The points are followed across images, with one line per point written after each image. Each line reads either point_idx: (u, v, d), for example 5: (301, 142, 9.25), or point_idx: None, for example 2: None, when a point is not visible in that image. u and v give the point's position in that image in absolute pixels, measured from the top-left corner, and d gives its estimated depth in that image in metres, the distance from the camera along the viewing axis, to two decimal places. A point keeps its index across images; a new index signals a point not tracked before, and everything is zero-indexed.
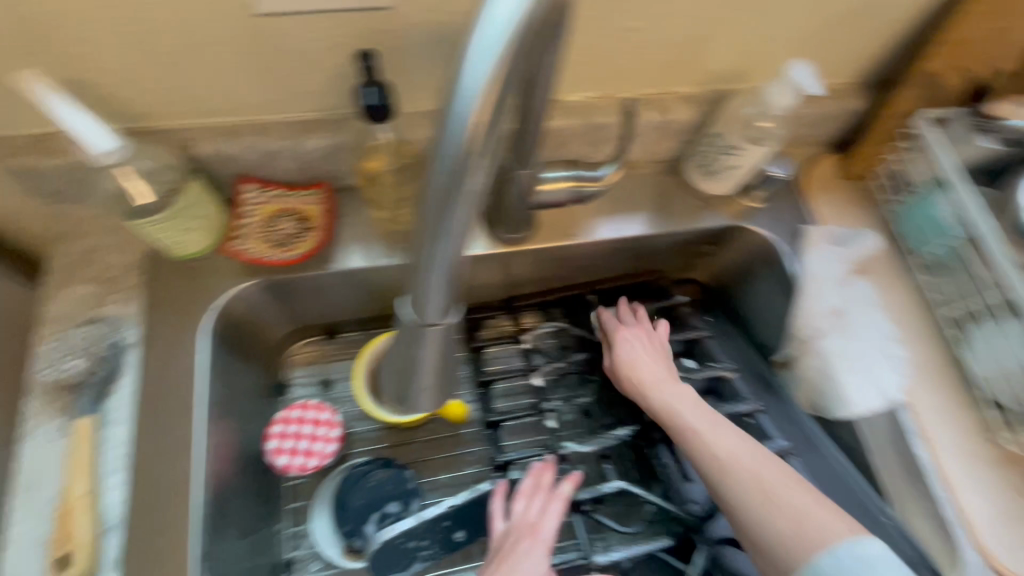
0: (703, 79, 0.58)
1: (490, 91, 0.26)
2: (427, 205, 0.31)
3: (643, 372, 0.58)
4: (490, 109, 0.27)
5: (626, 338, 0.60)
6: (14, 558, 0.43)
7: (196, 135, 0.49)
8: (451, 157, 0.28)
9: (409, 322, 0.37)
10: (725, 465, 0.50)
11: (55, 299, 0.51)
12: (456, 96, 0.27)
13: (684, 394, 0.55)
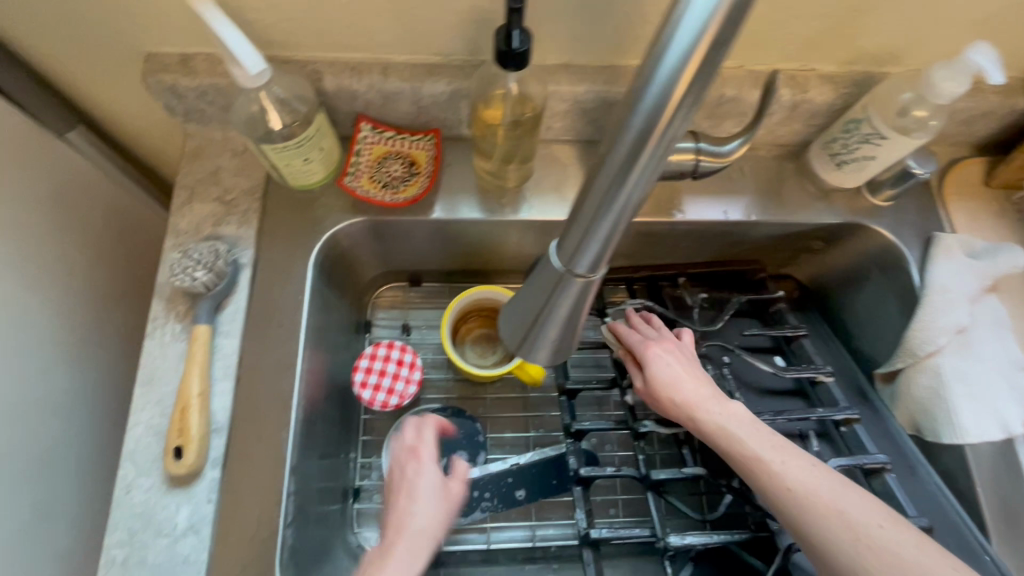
0: (850, 58, 0.53)
1: (713, 31, 0.24)
2: (617, 145, 0.29)
3: (681, 391, 0.49)
4: (709, 53, 0.25)
5: (656, 354, 0.51)
6: (134, 442, 0.47)
7: (324, 69, 0.50)
8: (654, 95, 0.26)
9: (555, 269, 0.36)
10: (803, 500, 0.40)
11: (180, 213, 0.54)
12: (673, 30, 0.24)
13: (727, 412, 0.47)
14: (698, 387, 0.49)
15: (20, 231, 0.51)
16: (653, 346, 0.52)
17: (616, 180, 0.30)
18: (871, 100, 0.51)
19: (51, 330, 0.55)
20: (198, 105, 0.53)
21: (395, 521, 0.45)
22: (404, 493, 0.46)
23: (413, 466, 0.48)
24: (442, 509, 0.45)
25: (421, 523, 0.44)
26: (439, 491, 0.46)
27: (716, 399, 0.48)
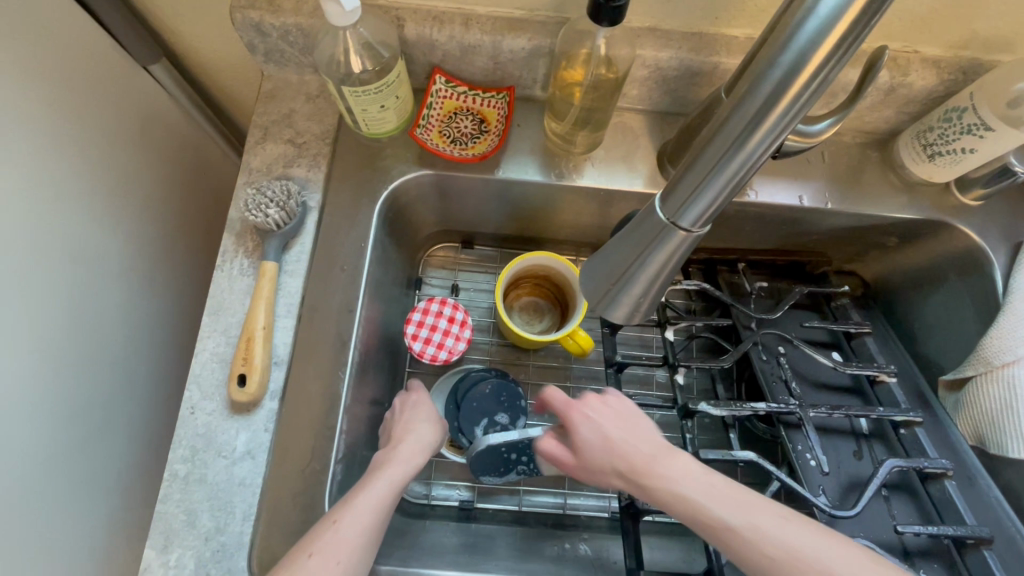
0: (963, 41, 0.49)
1: None
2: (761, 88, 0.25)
3: (621, 455, 0.41)
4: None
5: (581, 420, 0.44)
6: (200, 366, 0.49)
7: (407, 15, 0.49)
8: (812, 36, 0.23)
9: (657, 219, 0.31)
10: (782, 559, 0.35)
11: (253, 151, 0.55)
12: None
13: (674, 462, 0.40)
14: (637, 441, 0.41)
15: (91, 157, 0.53)
16: (575, 409, 0.44)
17: (751, 126, 0.25)
18: (980, 88, 0.47)
19: (112, 257, 0.58)
20: (279, 44, 0.53)
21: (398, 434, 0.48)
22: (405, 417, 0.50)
23: (413, 397, 0.52)
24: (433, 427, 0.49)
25: (421, 438, 0.47)
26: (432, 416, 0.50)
27: (659, 451, 0.41)
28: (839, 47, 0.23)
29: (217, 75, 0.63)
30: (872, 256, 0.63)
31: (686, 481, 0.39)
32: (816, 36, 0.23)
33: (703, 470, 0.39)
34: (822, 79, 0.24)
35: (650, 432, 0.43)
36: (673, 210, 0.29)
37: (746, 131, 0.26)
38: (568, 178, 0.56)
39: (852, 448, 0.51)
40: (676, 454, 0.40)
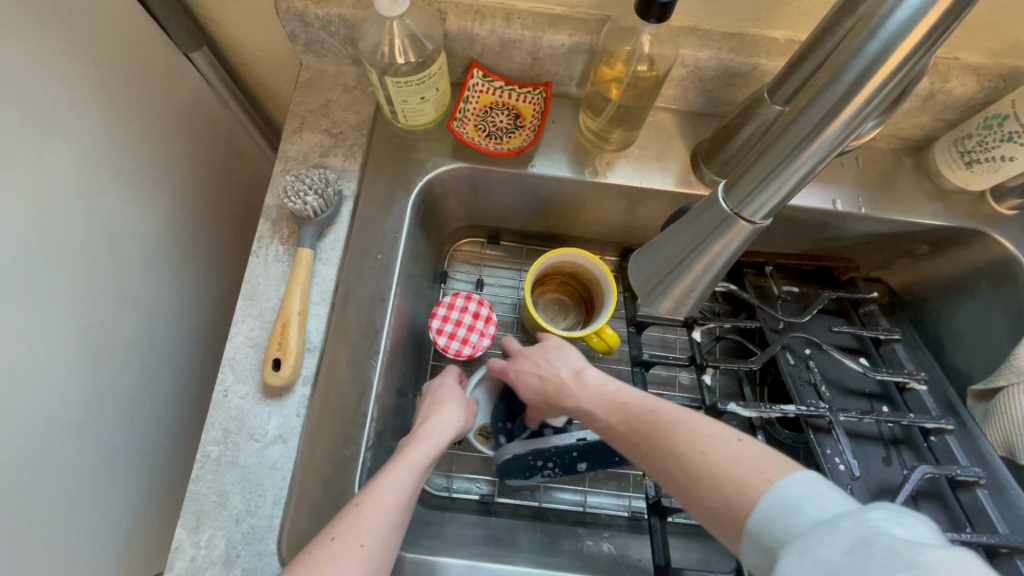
0: (1004, 49, 0.49)
1: None
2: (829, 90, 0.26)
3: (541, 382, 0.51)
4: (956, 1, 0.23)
5: (519, 358, 0.54)
6: (234, 350, 0.49)
7: (449, 9, 0.50)
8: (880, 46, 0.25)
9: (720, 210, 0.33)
10: (680, 452, 0.37)
11: (290, 140, 0.56)
12: None
13: (590, 376, 0.49)
14: (559, 365, 0.51)
15: (132, 141, 0.54)
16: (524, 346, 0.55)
17: (818, 130, 0.27)
18: (1022, 96, 0.47)
19: (145, 241, 0.58)
20: (321, 34, 0.53)
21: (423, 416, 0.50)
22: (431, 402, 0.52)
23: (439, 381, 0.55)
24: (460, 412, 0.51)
25: (449, 420, 0.49)
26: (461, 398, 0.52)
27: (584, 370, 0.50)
28: (909, 56, 0.25)
29: (255, 65, 0.63)
30: (902, 264, 0.63)
31: (593, 389, 0.47)
32: (888, 46, 0.25)
33: (605, 381, 0.48)
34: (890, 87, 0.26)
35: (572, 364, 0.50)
36: (734, 205, 0.32)
37: (813, 134, 0.28)
38: (600, 175, 0.57)
39: (880, 454, 0.50)
40: (590, 372, 0.49)
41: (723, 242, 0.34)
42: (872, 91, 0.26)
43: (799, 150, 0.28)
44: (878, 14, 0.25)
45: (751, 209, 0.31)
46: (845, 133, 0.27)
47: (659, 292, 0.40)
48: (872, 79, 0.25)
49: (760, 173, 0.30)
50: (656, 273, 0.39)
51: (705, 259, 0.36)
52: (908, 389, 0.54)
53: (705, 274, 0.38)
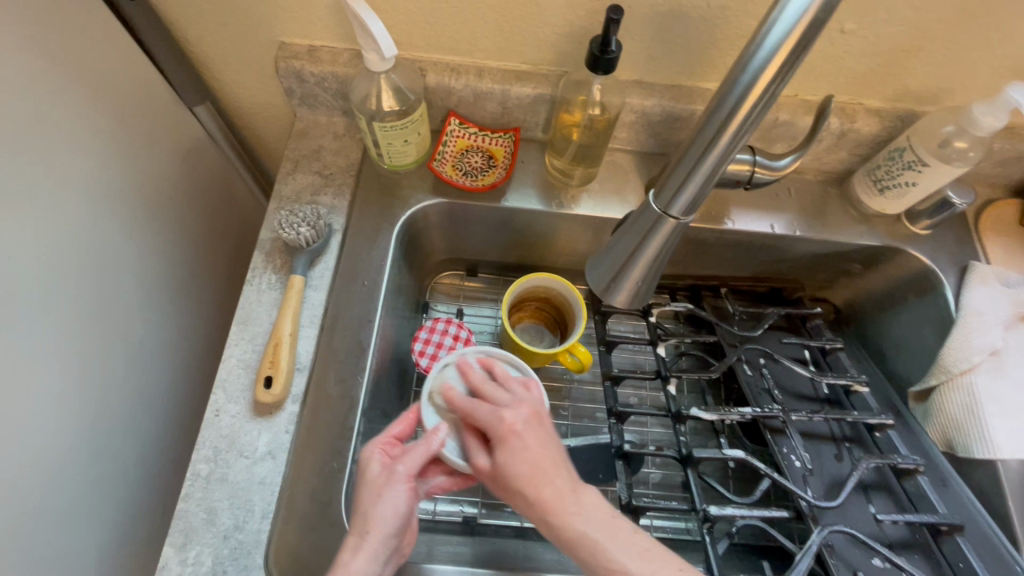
0: (897, 95, 0.58)
1: (778, 54, 0.32)
2: (711, 125, 0.38)
3: (483, 457, 0.43)
4: (777, 68, 0.33)
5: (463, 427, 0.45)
6: (226, 371, 0.52)
7: (429, 67, 0.58)
8: (734, 98, 0.35)
9: (653, 212, 0.44)
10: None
11: (284, 181, 0.61)
12: (753, 53, 0.33)
13: (511, 448, 0.41)
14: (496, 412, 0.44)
15: (137, 184, 0.59)
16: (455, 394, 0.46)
17: (706, 151, 0.39)
18: (914, 132, 0.56)
19: (141, 275, 0.62)
20: (314, 89, 0.60)
21: (362, 499, 0.42)
22: (368, 485, 0.43)
23: (379, 458, 0.44)
24: (399, 506, 0.42)
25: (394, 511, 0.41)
26: (410, 472, 0.43)
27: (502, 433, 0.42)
28: (762, 94, 0.35)
29: (253, 121, 0.70)
30: (841, 282, 0.70)
31: (514, 472, 0.40)
32: (738, 100, 0.35)
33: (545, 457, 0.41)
34: (750, 122, 0.36)
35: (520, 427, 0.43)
36: (662, 207, 0.43)
37: (703, 155, 0.39)
38: (566, 208, 0.63)
39: (833, 451, 0.54)
40: (516, 441, 0.41)
41: (660, 239, 0.45)
42: (741, 117, 0.36)
43: (699, 159, 0.39)
44: (734, 73, 0.35)
45: (673, 207, 0.43)
46: (722, 156, 0.38)
47: (614, 287, 0.50)
48: (741, 108, 0.35)
49: (675, 182, 0.42)
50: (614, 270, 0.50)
51: (647, 255, 0.46)
52: (852, 392, 0.59)
53: (647, 269, 0.48)
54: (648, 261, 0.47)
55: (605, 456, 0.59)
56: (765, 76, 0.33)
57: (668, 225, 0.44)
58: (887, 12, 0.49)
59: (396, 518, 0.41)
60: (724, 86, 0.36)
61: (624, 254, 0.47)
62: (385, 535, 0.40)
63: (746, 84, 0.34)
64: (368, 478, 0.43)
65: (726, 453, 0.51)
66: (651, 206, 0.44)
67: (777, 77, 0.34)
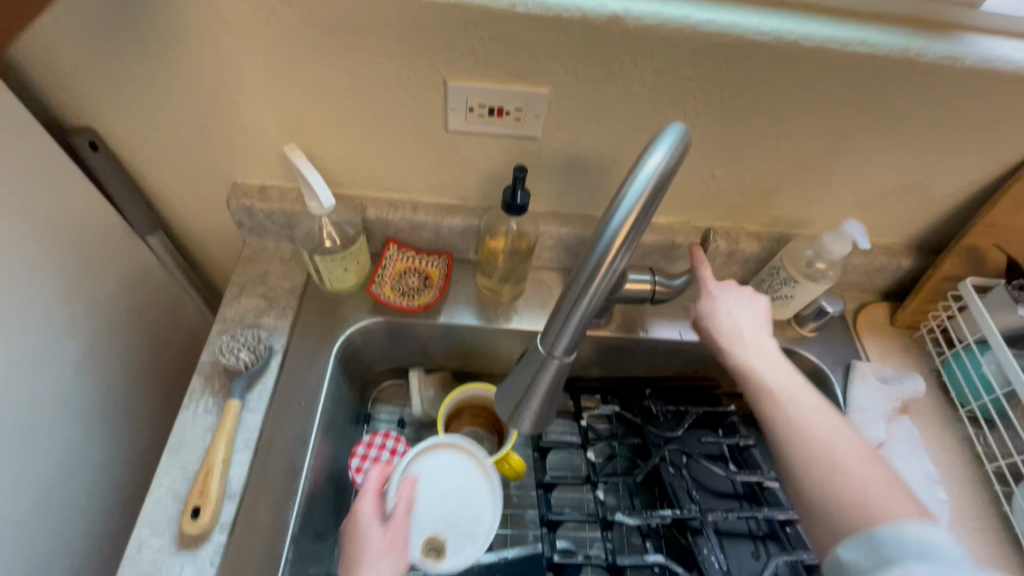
0: (771, 221, 0.69)
1: (630, 220, 0.34)
2: (580, 276, 0.36)
3: (725, 323, 0.58)
4: (630, 230, 0.34)
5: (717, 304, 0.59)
6: (153, 502, 0.52)
7: (369, 203, 0.65)
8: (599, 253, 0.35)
9: (538, 350, 0.39)
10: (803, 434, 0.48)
11: (229, 305, 0.65)
12: (608, 218, 0.34)
13: (786, 394, 0.51)
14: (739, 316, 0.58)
15: (84, 310, 0.61)
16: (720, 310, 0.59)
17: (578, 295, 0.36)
18: (785, 254, 0.66)
19: (78, 399, 0.62)
20: (263, 222, 0.66)
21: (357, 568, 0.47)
22: (360, 546, 0.49)
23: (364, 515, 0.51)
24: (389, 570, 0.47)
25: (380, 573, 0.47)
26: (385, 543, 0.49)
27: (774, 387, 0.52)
28: (614, 258, 0.35)
29: (204, 247, 0.74)
30: None
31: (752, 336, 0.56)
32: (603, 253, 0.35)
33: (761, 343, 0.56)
34: (614, 270, 0.36)
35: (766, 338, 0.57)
36: (547, 347, 0.39)
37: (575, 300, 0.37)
38: (498, 322, 0.69)
39: (750, 549, 0.59)
40: (726, 315, 0.58)
41: (550, 377, 0.40)
42: (600, 277, 0.35)
43: (576, 307, 0.36)
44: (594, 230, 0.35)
45: (558, 347, 0.39)
46: (595, 299, 0.36)
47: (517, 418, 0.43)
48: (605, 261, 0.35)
49: (551, 324, 0.38)
50: (508, 402, 0.43)
51: (537, 399, 0.42)
52: (765, 487, 0.64)
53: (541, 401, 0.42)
54: (542, 397, 0.42)
55: (538, 566, 0.60)
56: (615, 248, 0.34)
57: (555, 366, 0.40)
58: (745, 163, 0.61)
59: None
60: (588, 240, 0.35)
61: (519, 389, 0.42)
62: None
63: (603, 250, 0.34)
64: (354, 537, 0.50)
65: (649, 559, 0.55)
66: (535, 346, 0.40)
67: (624, 248, 0.35)
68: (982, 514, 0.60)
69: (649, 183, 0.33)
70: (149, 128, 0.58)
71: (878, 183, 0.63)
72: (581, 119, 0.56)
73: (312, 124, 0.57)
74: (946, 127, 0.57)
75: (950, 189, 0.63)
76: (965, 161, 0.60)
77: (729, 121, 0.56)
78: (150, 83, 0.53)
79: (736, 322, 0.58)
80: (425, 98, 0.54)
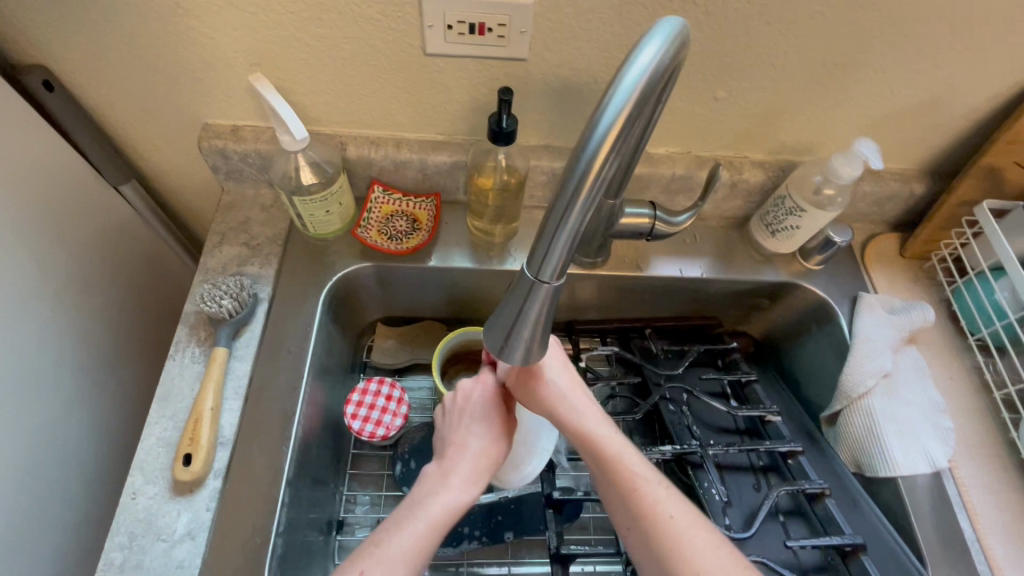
0: (776, 148, 0.65)
1: (620, 122, 0.30)
2: (566, 189, 0.32)
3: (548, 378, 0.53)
4: (621, 132, 0.30)
5: None
6: (145, 452, 0.51)
7: (349, 141, 0.61)
8: (586, 161, 0.31)
9: (524, 276, 0.36)
10: (653, 523, 0.43)
11: (210, 254, 0.62)
12: (597, 119, 0.30)
13: (628, 471, 0.47)
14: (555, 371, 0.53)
15: (61, 262, 0.59)
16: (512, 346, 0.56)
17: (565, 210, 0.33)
18: (791, 182, 0.63)
19: (64, 353, 0.60)
20: (239, 165, 0.63)
21: (454, 447, 0.52)
22: (459, 425, 0.54)
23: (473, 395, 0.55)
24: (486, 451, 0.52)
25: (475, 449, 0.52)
26: (489, 423, 0.54)
27: (601, 441, 0.49)
28: (603, 167, 0.31)
29: (183, 197, 0.71)
30: (756, 316, 0.75)
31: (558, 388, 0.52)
32: (592, 159, 0.31)
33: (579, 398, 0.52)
34: (605, 180, 0.32)
35: (573, 381, 0.54)
36: (534, 273, 0.36)
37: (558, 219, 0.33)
38: (491, 264, 0.66)
39: (751, 481, 0.58)
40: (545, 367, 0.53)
41: (540, 305, 0.37)
42: (588, 187, 0.32)
43: (563, 221, 0.33)
44: (581, 135, 0.31)
45: (545, 271, 0.35)
46: (583, 214, 0.33)
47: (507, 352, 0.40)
48: (593, 169, 0.31)
49: (536, 247, 0.35)
50: (495, 336, 0.40)
51: (527, 330, 0.39)
52: (767, 421, 0.63)
53: (528, 335, 0.39)
54: (533, 328, 0.39)
55: (539, 505, 0.60)
56: (604, 152, 0.30)
57: (543, 294, 0.36)
58: (749, 82, 0.57)
59: (478, 456, 0.52)
60: (574, 148, 0.32)
61: (507, 320, 0.39)
62: (439, 513, 0.47)
63: (590, 157, 0.31)
64: (464, 407, 0.54)
65: None
66: (521, 273, 0.37)
67: (614, 154, 0.31)
68: (988, 441, 0.59)
69: (642, 79, 0.30)
70: (106, 63, 0.54)
71: (892, 100, 0.59)
72: (571, 36, 0.51)
73: (280, 52, 0.52)
74: (970, 31, 0.52)
75: (970, 104, 0.59)
76: (989, 71, 0.56)
77: (733, 32, 0.51)
78: (100, 11, 0.49)
79: (547, 375, 0.53)
80: (398, 17, 0.49)
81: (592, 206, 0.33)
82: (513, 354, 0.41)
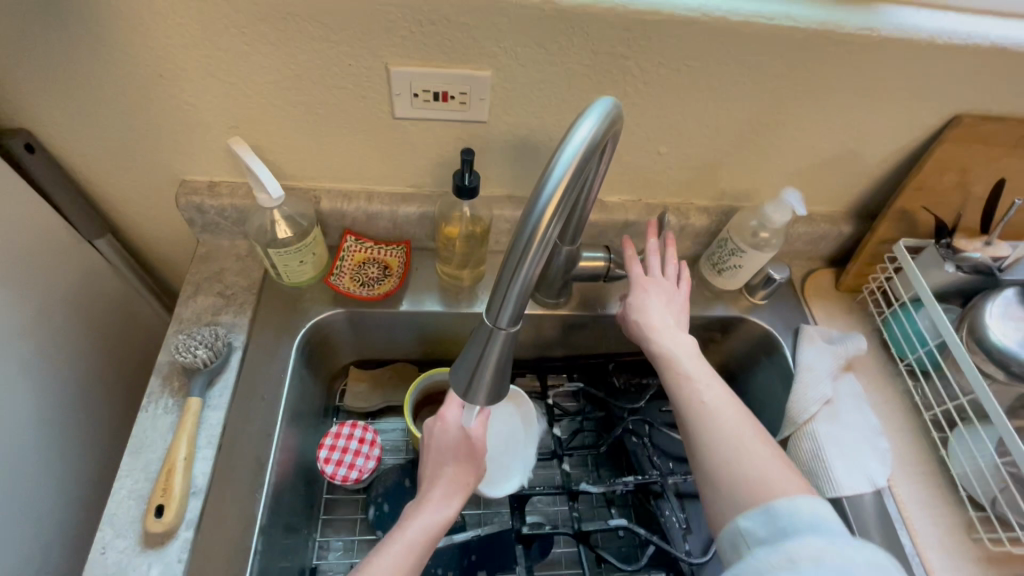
0: (718, 196, 0.71)
1: (561, 188, 0.35)
2: (518, 244, 0.36)
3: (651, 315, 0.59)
4: (562, 196, 0.35)
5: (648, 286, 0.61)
6: (116, 504, 0.51)
7: (323, 195, 0.65)
8: (534, 222, 0.35)
9: (484, 321, 0.40)
10: (740, 453, 0.48)
11: (184, 305, 0.64)
12: (542, 184, 0.35)
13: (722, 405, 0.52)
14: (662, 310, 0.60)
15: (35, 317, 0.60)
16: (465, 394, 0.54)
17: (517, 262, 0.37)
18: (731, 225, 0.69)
19: (32, 407, 0.60)
20: (216, 219, 0.65)
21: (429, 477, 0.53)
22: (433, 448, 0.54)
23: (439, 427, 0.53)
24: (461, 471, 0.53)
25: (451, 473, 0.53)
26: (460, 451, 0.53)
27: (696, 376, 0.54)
28: (548, 227, 0.36)
29: (159, 248, 0.72)
30: (711, 348, 0.80)
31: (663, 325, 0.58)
32: (540, 218, 0.35)
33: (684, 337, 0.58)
34: (552, 235, 0.36)
35: (678, 319, 0.60)
36: (493, 318, 0.40)
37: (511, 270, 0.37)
38: (460, 306, 0.70)
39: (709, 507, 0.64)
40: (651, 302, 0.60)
41: (500, 347, 0.41)
42: (538, 242, 0.36)
43: (516, 273, 0.37)
44: (529, 198, 0.36)
45: (503, 318, 0.39)
46: (534, 265, 0.37)
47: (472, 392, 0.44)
48: (540, 226, 0.35)
49: (495, 296, 0.39)
50: (461, 377, 0.43)
51: (490, 369, 0.42)
52: None
53: (491, 374, 0.42)
54: (495, 368, 0.42)
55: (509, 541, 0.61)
56: (550, 213, 0.35)
57: (503, 337, 0.40)
58: (687, 139, 0.63)
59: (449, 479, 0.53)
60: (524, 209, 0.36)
61: (471, 361, 0.42)
62: (416, 534, 0.49)
63: (537, 218, 0.35)
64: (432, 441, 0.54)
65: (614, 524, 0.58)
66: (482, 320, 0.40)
67: (558, 214, 0.36)
68: (922, 459, 0.64)
69: (578, 152, 0.35)
70: (88, 127, 0.56)
71: (813, 153, 0.66)
72: (526, 102, 0.57)
73: (256, 115, 0.56)
74: (870, 96, 0.60)
75: (881, 156, 0.67)
76: (892, 128, 0.63)
77: (669, 96, 0.58)
78: (86, 82, 0.52)
79: (651, 314, 0.59)
80: (368, 86, 0.54)
81: (542, 258, 0.37)
82: (478, 394, 0.44)
